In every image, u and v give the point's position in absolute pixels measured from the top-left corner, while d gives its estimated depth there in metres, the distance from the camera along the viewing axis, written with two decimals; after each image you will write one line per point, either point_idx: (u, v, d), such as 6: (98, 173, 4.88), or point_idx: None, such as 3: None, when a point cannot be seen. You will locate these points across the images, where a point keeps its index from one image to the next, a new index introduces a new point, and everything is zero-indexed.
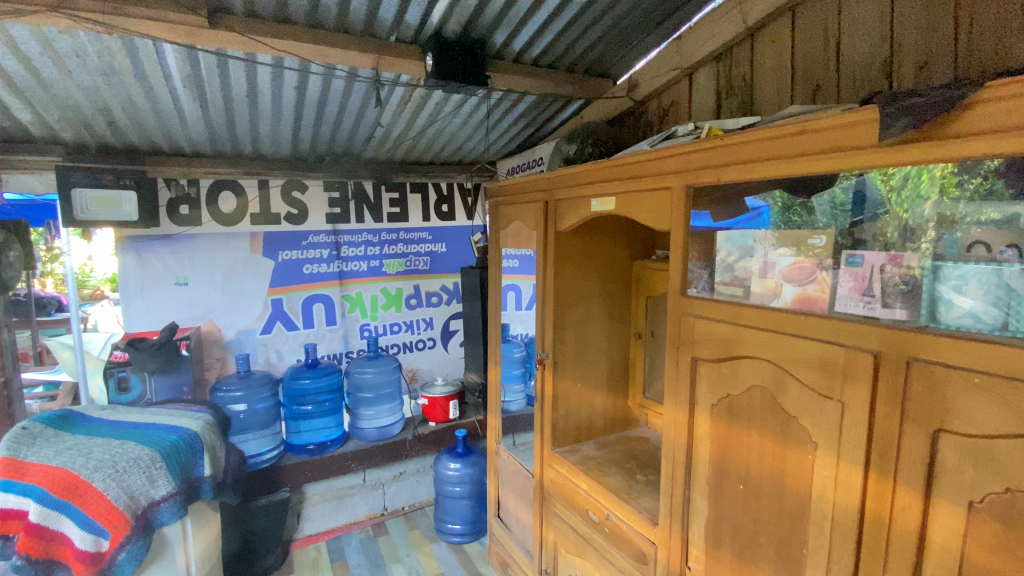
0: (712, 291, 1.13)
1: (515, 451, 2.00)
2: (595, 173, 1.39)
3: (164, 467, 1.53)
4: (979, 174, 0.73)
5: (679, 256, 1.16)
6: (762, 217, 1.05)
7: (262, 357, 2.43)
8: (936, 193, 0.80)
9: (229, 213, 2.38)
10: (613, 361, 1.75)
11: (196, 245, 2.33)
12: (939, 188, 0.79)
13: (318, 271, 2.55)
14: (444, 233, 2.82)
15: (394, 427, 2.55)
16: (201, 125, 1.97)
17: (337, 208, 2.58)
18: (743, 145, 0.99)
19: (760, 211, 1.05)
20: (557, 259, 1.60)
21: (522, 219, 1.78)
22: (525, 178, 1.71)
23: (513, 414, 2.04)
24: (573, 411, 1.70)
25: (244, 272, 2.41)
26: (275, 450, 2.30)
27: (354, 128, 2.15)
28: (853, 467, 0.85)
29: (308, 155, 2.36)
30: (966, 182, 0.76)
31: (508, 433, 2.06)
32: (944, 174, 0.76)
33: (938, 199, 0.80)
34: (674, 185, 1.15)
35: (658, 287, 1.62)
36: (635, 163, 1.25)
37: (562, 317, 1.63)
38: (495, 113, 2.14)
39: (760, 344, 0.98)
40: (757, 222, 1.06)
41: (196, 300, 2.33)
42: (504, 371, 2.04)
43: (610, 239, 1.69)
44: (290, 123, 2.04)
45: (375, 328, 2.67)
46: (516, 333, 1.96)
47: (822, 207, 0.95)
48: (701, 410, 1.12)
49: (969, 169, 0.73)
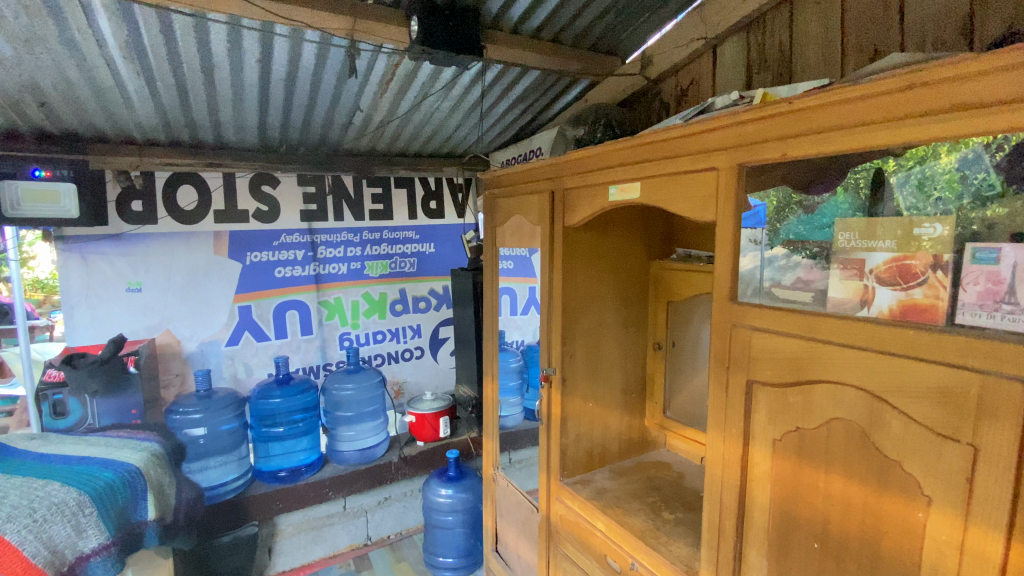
0: (772, 300, 0.90)
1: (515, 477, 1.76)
2: (615, 154, 1.16)
3: (94, 513, 1.27)
4: (981, 170, 0.68)
5: (727, 254, 0.93)
6: (758, 217, 0.93)
7: (227, 372, 2.16)
8: (935, 188, 0.73)
9: (190, 209, 2.11)
10: (628, 376, 1.53)
11: (151, 246, 2.05)
12: (938, 185, 0.73)
13: (291, 274, 2.29)
14: (432, 232, 2.58)
15: (377, 448, 2.29)
16: (151, 108, 1.72)
17: (313, 204, 2.32)
18: (821, 109, 0.76)
19: (756, 211, 0.93)
20: (565, 259, 1.37)
21: (523, 213, 1.54)
22: (526, 165, 1.48)
23: (510, 429, 1.82)
24: (584, 434, 1.46)
25: (207, 277, 2.14)
26: (242, 479, 2.03)
27: (330, 112, 1.90)
28: (989, 535, 0.63)
29: (279, 143, 2.11)
30: (968, 178, 0.70)
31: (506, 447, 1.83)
32: (1004, 161, 0.66)
33: (938, 193, 0.73)
34: (721, 164, 0.92)
35: (683, 290, 1.40)
36: (669, 139, 1.02)
37: (572, 326, 1.39)
38: (489, 95, 1.91)
39: (845, 366, 0.76)
40: (751, 222, 0.93)
41: (152, 309, 2.05)
42: (500, 385, 1.81)
43: (624, 235, 1.46)
44: (255, 107, 1.79)
45: (356, 336, 2.42)
46: (511, 340, 1.79)
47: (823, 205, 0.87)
48: (758, 446, 0.90)
49: (973, 160, 0.68)
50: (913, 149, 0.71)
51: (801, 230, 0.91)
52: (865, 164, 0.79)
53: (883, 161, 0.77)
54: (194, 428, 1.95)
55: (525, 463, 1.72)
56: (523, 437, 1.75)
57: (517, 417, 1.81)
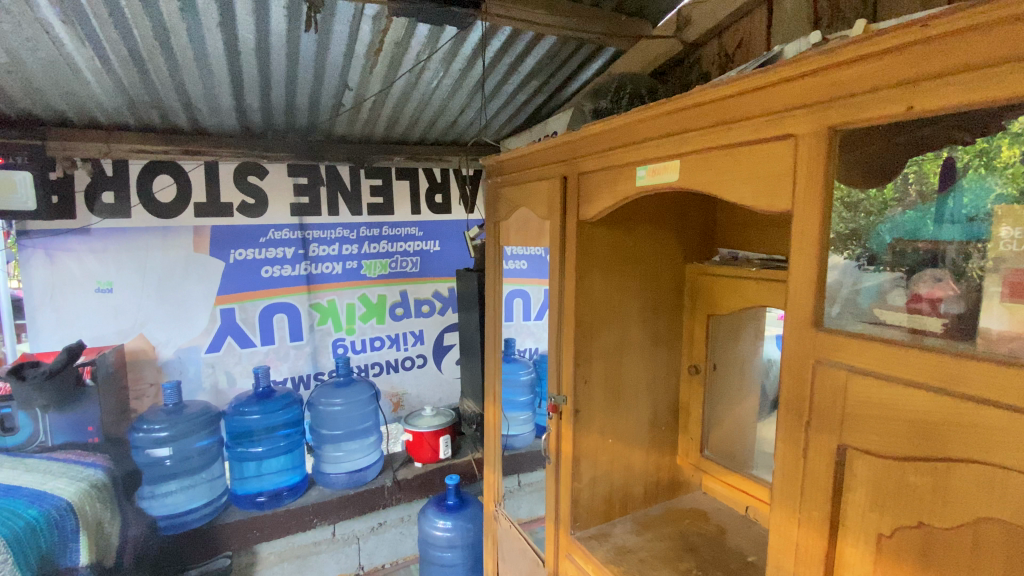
0: (867, 328, 0.63)
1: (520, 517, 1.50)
2: (645, 126, 0.88)
3: (8, 559, 1.05)
4: None
5: (813, 262, 0.64)
6: (826, 204, 0.63)
7: (207, 381, 1.96)
8: (995, 182, 0.56)
9: (168, 202, 1.91)
10: (657, 405, 1.25)
11: (123, 242, 1.85)
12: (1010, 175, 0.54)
13: (280, 274, 2.07)
14: (437, 229, 2.33)
15: (370, 471, 2.05)
16: (110, 84, 1.51)
17: (304, 197, 2.09)
18: (971, 33, 0.49)
19: (829, 199, 0.62)
20: (580, 261, 1.09)
21: (530, 205, 1.27)
22: (533, 147, 1.21)
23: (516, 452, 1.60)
24: (601, 477, 1.19)
25: (186, 277, 1.93)
26: (212, 505, 1.81)
27: (315, 92, 1.68)
28: None
29: (262, 127, 1.89)
30: None
31: (511, 472, 1.59)
32: None
33: (999, 188, 0.56)
34: (802, 130, 0.64)
35: (729, 301, 1.12)
36: (722, 100, 0.74)
37: (587, 346, 1.12)
38: (496, 69, 1.65)
39: (1013, 445, 0.48)
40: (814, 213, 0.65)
41: (124, 311, 1.86)
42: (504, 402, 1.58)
43: (653, 232, 1.18)
44: (226, 83, 1.57)
45: (351, 343, 2.19)
46: (521, 348, 1.54)
47: (866, 204, 0.66)
48: (854, 542, 0.61)
49: None
50: (979, 138, 0.56)
51: (861, 236, 0.66)
52: (919, 156, 0.62)
53: (930, 154, 0.61)
54: (158, 448, 1.76)
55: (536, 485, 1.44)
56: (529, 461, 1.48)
57: (527, 439, 1.52)
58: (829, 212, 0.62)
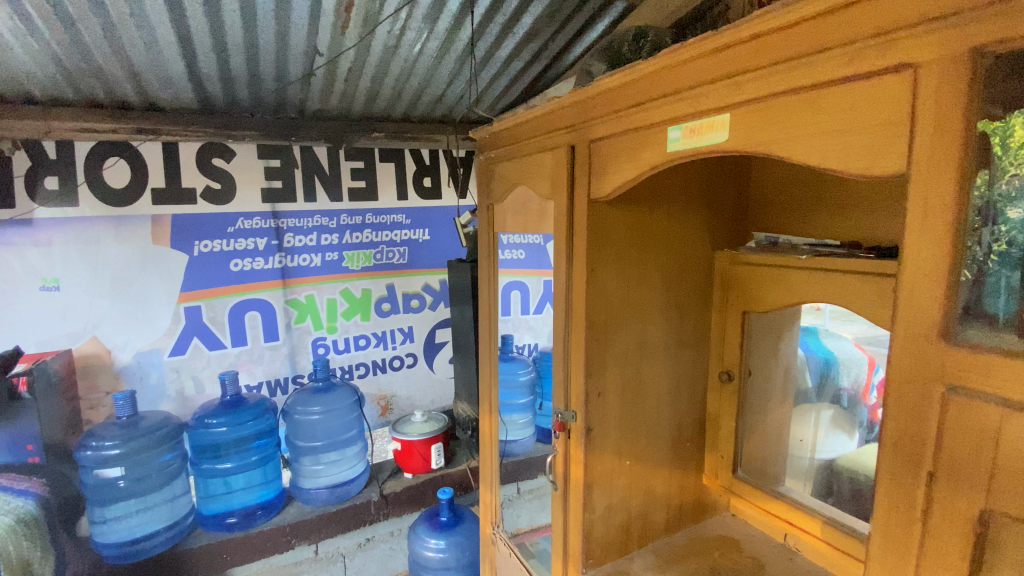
0: (1019, 341, 0.45)
1: (518, 535, 1.35)
2: (681, 75, 0.68)
3: None
4: None
5: (949, 248, 0.44)
6: (971, 161, 0.43)
7: (172, 388, 1.75)
8: None
9: (121, 188, 1.68)
10: (682, 417, 1.06)
11: (69, 234, 1.62)
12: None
13: (251, 267, 1.85)
14: (426, 216, 2.12)
15: (354, 485, 1.86)
16: (37, 49, 1.29)
17: (277, 181, 1.87)
18: None
19: (974, 155, 0.43)
20: (591, 249, 0.89)
21: (530, 183, 1.06)
22: (533, 111, 1.00)
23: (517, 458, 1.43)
24: (617, 505, 1.00)
25: (144, 272, 1.71)
26: (175, 529, 1.64)
27: (280, 60, 1.46)
28: None
29: (225, 101, 1.67)
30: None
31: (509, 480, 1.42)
32: None
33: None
34: (928, 56, 0.44)
35: (771, 297, 0.93)
36: (798, 25, 0.54)
37: (600, 351, 0.93)
38: (489, 28, 1.44)
39: None
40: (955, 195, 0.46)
41: (73, 312, 1.63)
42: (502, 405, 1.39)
43: (677, 213, 0.98)
44: (174, 48, 1.35)
45: (333, 343, 1.99)
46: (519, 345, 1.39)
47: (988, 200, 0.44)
48: None
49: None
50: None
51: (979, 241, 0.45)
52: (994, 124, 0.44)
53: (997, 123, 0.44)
54: (108, 468, 1.56)
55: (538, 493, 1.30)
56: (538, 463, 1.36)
57: (526, 444, 1.41)
58: (971, 174, 0.43)
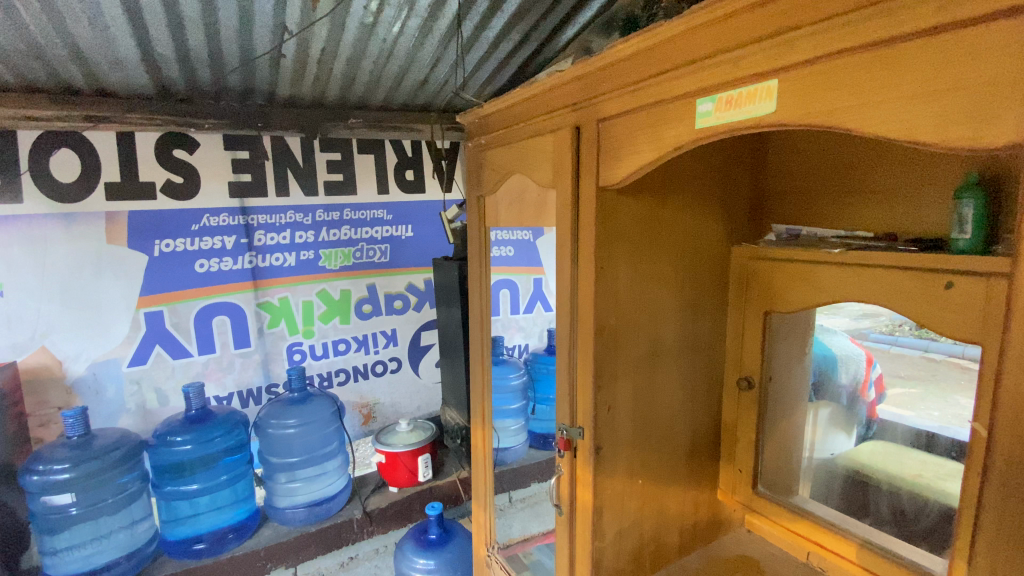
0: None
1: (511, 544, 1.24)
2: (713, 37, 0.58)
3: None
4: None
5: None
6: None
7: (133, 401, 1.61)
8: None
9: (71, 183, 1.51)
10: (695, 428, 0.97)
11: (11, 234, 1.45)
12: None
13: (218, 268, 1.71)
14: (409, 212, 1.99)
15: (336, 502, 1.75)
16: None
17: (246, 174, 1.72)
18: None
19: None
20: (600, 244, 0.79)
21: (527, 172, 0.95)
22: (530, 90, 0.88)
23: (511, 466, 1.41)
24: (628, 530, 0.90)
25: (98, 275, 1.55)
26: (137, 557, 1.51)
27: (244, 39, 1.33)
28: None
29: (185, 86, 1.52)
30: None
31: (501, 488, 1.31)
32: None
33: None
34: None
35: (795, 298, 0.84)
36: None
37: (610, 359, 0.82)
38: (474, 5, 1.32)
39: None
40: None
41: (17, 320, 1.47)
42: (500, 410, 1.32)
43: (691, 203, 0.88)
44: (122, 23, 1.20)
45: (310, 348, 1.85)
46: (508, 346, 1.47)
47: None
48: None
49: None
50: None
51: None
52: None
53: None
54: (58, 494, 1.42)
55: (530, 501, 1.33)
56: (529, 474, 1.42)
57: (519, 450, 1.46)
58: None
